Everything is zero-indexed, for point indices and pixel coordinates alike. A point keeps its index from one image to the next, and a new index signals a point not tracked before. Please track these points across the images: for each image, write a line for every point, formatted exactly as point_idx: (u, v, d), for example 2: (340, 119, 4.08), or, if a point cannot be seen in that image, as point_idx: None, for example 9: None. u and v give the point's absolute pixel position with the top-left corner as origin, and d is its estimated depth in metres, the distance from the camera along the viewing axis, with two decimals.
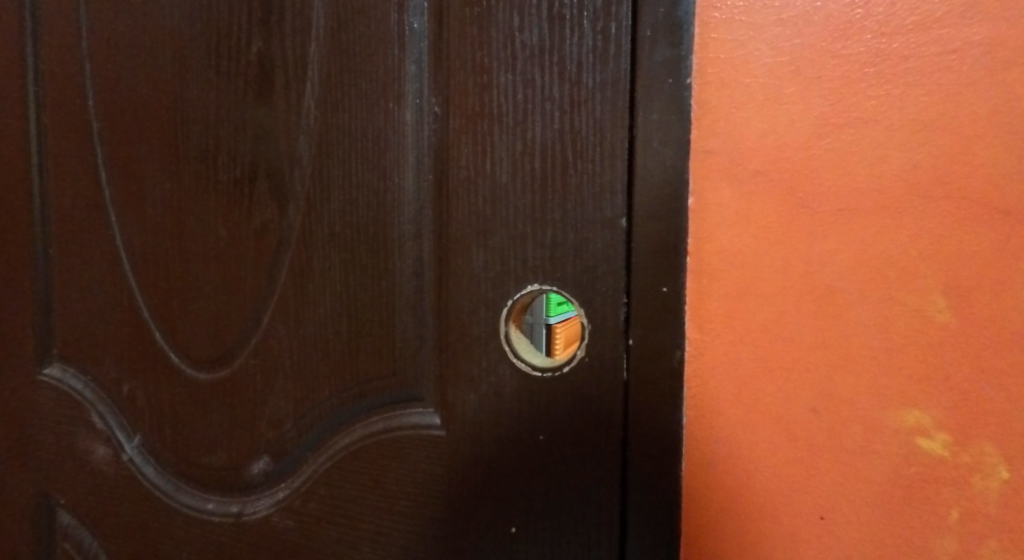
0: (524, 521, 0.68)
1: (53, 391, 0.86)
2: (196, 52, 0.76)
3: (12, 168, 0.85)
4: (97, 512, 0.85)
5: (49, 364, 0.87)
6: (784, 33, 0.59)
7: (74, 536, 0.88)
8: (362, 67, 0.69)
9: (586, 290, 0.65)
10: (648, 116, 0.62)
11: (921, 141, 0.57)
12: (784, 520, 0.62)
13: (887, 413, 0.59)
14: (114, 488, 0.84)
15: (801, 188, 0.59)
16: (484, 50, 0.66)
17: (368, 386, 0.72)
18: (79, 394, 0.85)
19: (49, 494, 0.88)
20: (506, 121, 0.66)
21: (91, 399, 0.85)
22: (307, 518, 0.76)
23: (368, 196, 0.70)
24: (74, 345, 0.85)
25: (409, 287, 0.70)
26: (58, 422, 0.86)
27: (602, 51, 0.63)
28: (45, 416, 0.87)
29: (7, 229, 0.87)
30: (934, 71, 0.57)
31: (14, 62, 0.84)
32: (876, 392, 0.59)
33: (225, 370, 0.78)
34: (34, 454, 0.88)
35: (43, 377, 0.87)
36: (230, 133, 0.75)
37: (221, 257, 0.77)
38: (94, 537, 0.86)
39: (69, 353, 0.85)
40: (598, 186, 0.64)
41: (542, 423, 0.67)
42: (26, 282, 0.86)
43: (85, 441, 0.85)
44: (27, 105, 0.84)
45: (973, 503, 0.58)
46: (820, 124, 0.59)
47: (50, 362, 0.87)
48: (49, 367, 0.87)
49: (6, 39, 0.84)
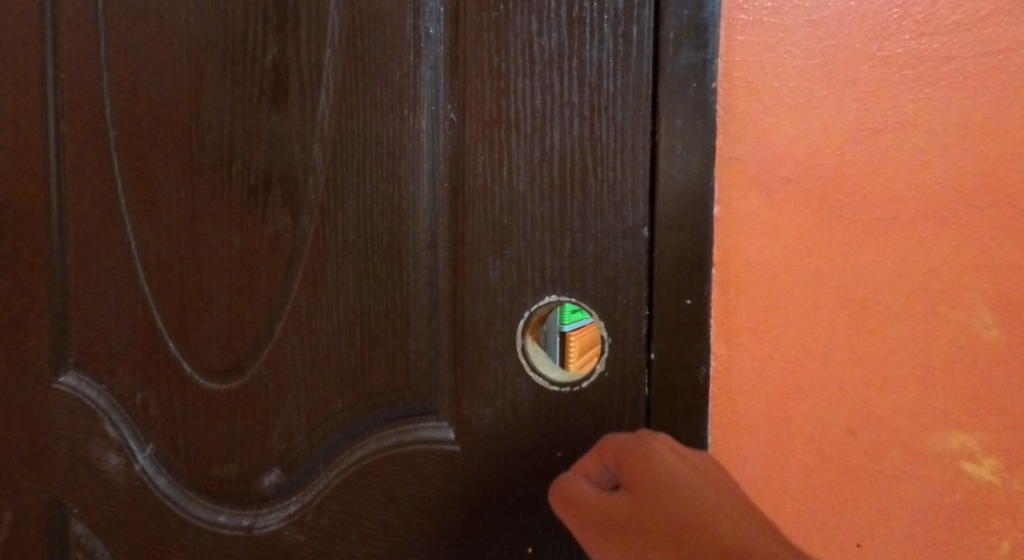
0: (542, 541, 0.67)
1: (67, 400, 0.85)
2: (211, 57, 0.75)
3: (28, 174, 0.84)
4: (110, 522, 0.84)
5: (64, 373, 0.86)
6: (815, 34, 0.59)
7: (87, 546, 0.86)
8: (377, 73, 0.68)
9: (606, 303, 0.63)
10: (672, 122, 0.60)
11: (965, 147, 0.57)
12: (818, 543, 0.62)
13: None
14: (127, 498, 0.83)
15: (834, 196, 0.59)
16: (502, 54, 0.64)
17: (381, 398, 0.71)
18: (92, 402, 0.84)
19: (63, 503, 0.87)
20: (524, 128, 0.64)
21: (104, 407, 0.83)
22: (319, 532, 0.75)
23: (382, 204, 0.69)
24: (88, 353, 0.84)
25: (424, 297, 0.68)
26: (72, 430, 0.85)
27: (624, 55, 0.61)
28: (59, 424, 0.86)
29: (20, 236, 0.85)
30: (978, 73, 0.57)
31: (31, 67, 0.83)
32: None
33: (237, 380, 0.77)
34: (47, 462, 0.87)
35: (56, 386, 0.85)
36: (245, 139, 0.74)
37: (235, 266, 0.75)
38: (106, 547, 0.85)
39: (84, 360, 0.84)
40: (618, 195, 0.62)
41: (560, 439, 0.65)
42: (40, 289, 0.85)
43: (98, 450, 0.84)
44: (45, 111, 0.83)
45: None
46: (855, 129, 0.58)
47: (65, 371, 0.86)
48: (64, 375, 0.85)
49: (22, 45, 0.83)
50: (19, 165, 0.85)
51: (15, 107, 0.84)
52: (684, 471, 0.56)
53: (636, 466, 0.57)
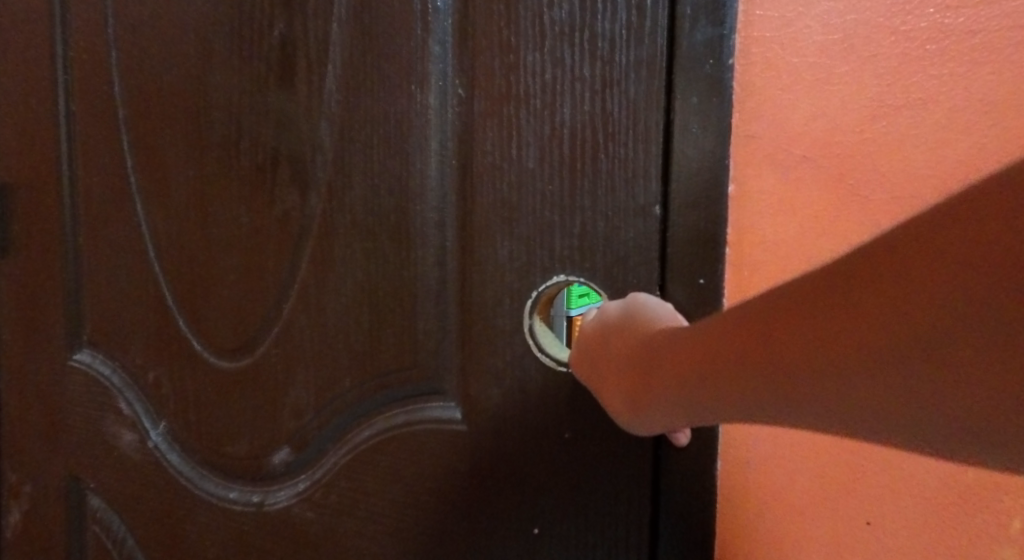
0: (549, 521, 0.66)
1: (83, 377, 0.85)
2: (219, 33, 0.74)
3: (43, 154, 0.84)
4: (125, 497, 0.84)
5: (80, 350, 0.86)
6: (836, 9, 0.57)
7: (104, 521, 0.86)
8: (385, 48, 0.67)
9: (617, 282, 0.63)
10: (687, 100, 0.60)
11: (986, 124, 0.55)
12: (827, 523, 0.61)
13: (958, 329, 0.35)
14: (141, 474, 0.83)
15: (851, 174, 0.58)
16: (512, 28, 0.63)
17: (389, 378, 0.70)
18: (107, 379, 0.84)
19: (80, 478, 0.87)
20: (533, 104, 0.63)
21: (118, 385, 0.84)
22: (328, 510, 0.74)
23: (390, 182, 0.68)
24: (103, 333, 0.84)
25: (432, 276, 0.68)
26: (88, 408, 0.85)
27: (637, 27, 0.60)
28: (77, 403, 0.86)
29: (35, 216, 0.85)
30: (1005, 47, 0.54)
31: (45, 46, 0.83)
32: (981, 279, 0.34)
33: (248, 358, 0.76)
34: (66, 438, 0.87)
35: (74, 363, 0.86)
36: (253, 116, 0.73)
37: (244, 244, 0.75)
38: (123, 521, 0.85)
39: (98, 339, 0.84)
40: (630, 172, 0.62)
41: (568, 419, 0.65)
42: (56, 267, 0.85)
43: (114, 426, 0.84)
44: (57, 90, 0.82)
45: None
46: (873, 106, 0.57)
47: (81, 348, 0.86)
48: (80, 353, 0.86)
49: (36, 24, 0.83)
50: (32, 144, 0.84)
51: (28, 86, 0.84)
52: (622, 307, 0.58)
53: (593, 369, 0.58)
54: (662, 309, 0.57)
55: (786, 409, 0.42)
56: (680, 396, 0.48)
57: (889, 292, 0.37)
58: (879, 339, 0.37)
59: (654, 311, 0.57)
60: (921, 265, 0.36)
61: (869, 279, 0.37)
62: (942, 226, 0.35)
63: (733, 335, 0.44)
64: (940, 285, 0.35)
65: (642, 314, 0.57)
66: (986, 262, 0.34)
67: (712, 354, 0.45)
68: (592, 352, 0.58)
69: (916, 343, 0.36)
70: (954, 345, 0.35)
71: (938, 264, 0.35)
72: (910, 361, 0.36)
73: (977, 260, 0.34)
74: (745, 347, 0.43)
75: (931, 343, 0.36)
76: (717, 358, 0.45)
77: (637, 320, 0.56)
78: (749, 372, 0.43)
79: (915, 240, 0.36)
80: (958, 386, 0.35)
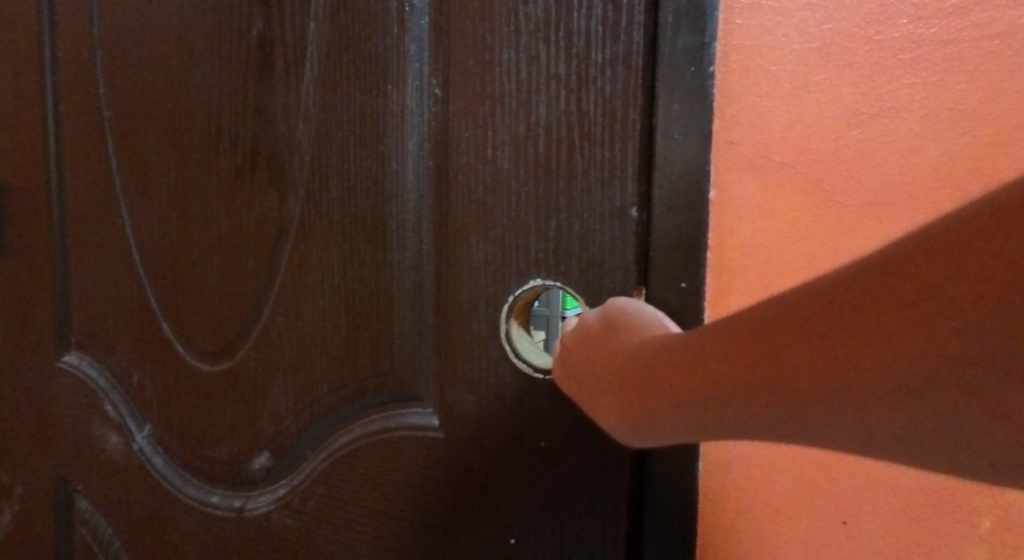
0: (524, 532, 0.65)
1: (71, 379, 0.84)
2: (200, 32, 0.73)
3: (31, 156, 0.83)
4: (112, 501, 0.83)
5: (67, 352, 0.85)
6: (813, 17, 0.57)
7: (91, 523, 0.85)
8: (361, 47, 0.66)
9: (592, 287, 0.61)
10: (669, 105, 0.58)
11: (959, 131, 0.55)
12: (805, 523, 0.61)
13: (964, 341, 0.34)
14: (125, 477, 0.82)
15: (828, 180, 0.57)
16: (487, 25, 0.62)
17: (366, 383, 0.69)
18: (94, 381, 0.83)
19: (69, 480, 0.86)
20: (508, 102, 0.62)
21: (105, 387, 0.83)
22: (307, 516, 0.73)
23: (366, 184, 0.67)
24: (91, 335, 0.83)
25: (408, 280, 0.67)
26: (77, 409, 0.85)
27: (613, 23, 0.59)
28: (66, 405, 0.85)
29: (27, 218, 0.85)
30: (976, 58, 0.54)
31: (32, 48, 0.82)
32: (991, 294, 0.33)
33: (229, 361, 0.75)
34: (55, 439, 0.86)
35: (61, 365, 0.85)
36: (233, 116, 0.72)
37: (224, 246, 0.74)
38: (108, 524, 0.84)
39: (86, 341, 0.83)
40: (607, 172, 0.60)
41: (543, 428, 0.64)
42: (44, 268, 0.84)
43: (100, 429, 0.83)
44: (46, 94, 0.82)
45: (1006, 512, 0.58)
46: (850, 113, 0.57)
47: (69, 350, 0.85)
48: (67, 355, 0.85)
49: (23, 26, 0.82)
50: (21, 146, 0.84)
51: (16, 89, 0.84)
52: (601, 314, 0.55)
53: (568, 376, 0.56)
54: (642, 313, 0.54)
55: (767, 423, 0.40)
56: (656, 417, 0.46)
57: (891, 303, 0.35)
58: (883, 360, 0.36)
59: (634, 317, 0.53)
60: (927, 279, 0.35)
61: (870, 292, 0.36)
62: (950, 239, 0.34)
63: (714, 347, 0.42)
64: (946, 298, 0.34)
65: (622, 321, 0.53)
66: (997, 275, 0.33)
67: (692, 370, 0.43)
68: (568, 358, 0.56)
69: (916, 356, 0.35)
70: (958, 358, 0.34)
71: (945, 277, 0.34)
72: (908, 375, 0.35)
73: (987, 273, 0.33)
74: (725, 359, 0.41)
75: (931, 355, 0.35)
76: (697, 371, 0.43)
77: (617, 330, 0.53)
78: (728, 386, 0.41)
79: (920, 253, 0.35)
80: (960, 400, 0.34)
